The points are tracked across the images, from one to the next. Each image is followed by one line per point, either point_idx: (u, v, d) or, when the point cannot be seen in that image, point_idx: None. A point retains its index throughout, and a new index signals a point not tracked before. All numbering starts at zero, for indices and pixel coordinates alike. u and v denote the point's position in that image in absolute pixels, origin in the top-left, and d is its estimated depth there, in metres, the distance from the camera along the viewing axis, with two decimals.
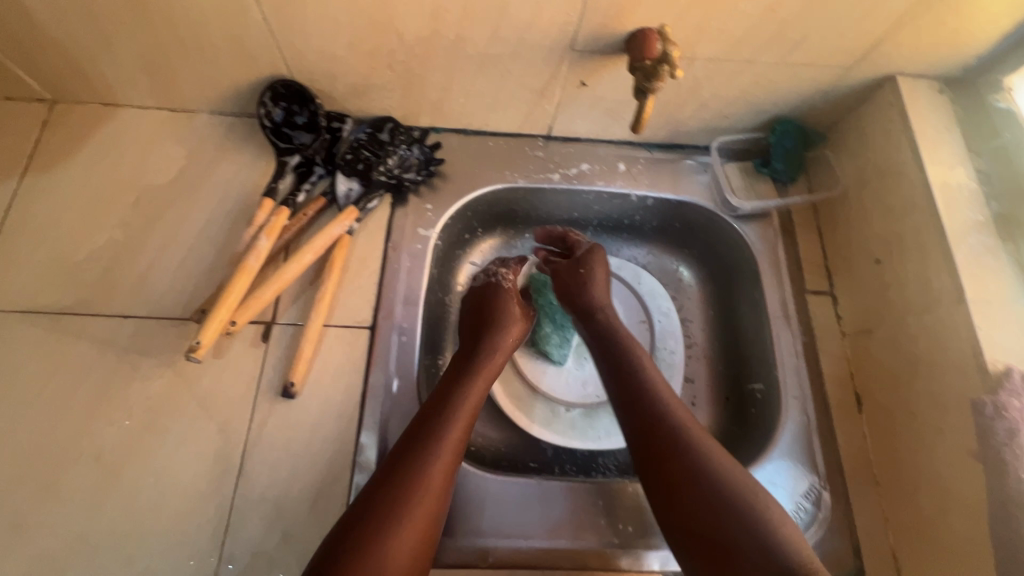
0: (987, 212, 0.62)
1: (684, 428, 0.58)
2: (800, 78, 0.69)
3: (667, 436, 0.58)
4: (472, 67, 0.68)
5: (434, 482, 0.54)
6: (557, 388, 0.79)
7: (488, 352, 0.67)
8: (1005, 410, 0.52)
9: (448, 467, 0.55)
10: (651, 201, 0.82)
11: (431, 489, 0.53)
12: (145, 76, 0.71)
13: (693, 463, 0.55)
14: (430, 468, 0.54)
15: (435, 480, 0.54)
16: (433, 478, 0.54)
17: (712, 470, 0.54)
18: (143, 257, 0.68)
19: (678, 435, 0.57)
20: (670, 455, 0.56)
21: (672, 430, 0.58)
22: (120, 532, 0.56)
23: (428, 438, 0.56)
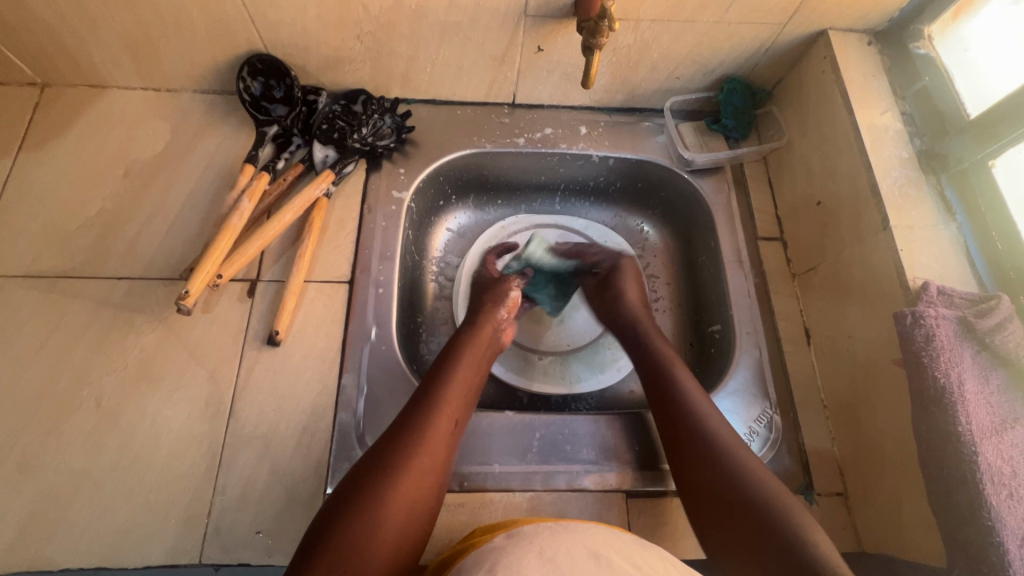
0: (911, 148, 0.67)
1: (701, 419, 0.60)
2: (740, 36, 0.74)
3: (688, 430, 0.60)
4: (435, 36, 0.73)
5: (420, 468, 0.54)
6: (530, 338, 0.84)
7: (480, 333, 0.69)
8: (923, 317, 0.56)
9: (441, 442, 0.57)
10: (613, 161, 0.87)
11: (418, 474, 0.54)
12: (129, 57, 0.75)
13: (710, 449, 0.58)
14: (425, 437, 0.56)
15: (422, 464, 0.54)
16: (427, 448, 0.56)
17: (726, 457, 0.57)
18: (134, 224, 0.73)
19: (699, 428, 0.59)
20: (694, 446, 0.59)
21: (694, 422, 0.60)
22: (121, 470, 0.61)
23: (415, 425, 0.56)
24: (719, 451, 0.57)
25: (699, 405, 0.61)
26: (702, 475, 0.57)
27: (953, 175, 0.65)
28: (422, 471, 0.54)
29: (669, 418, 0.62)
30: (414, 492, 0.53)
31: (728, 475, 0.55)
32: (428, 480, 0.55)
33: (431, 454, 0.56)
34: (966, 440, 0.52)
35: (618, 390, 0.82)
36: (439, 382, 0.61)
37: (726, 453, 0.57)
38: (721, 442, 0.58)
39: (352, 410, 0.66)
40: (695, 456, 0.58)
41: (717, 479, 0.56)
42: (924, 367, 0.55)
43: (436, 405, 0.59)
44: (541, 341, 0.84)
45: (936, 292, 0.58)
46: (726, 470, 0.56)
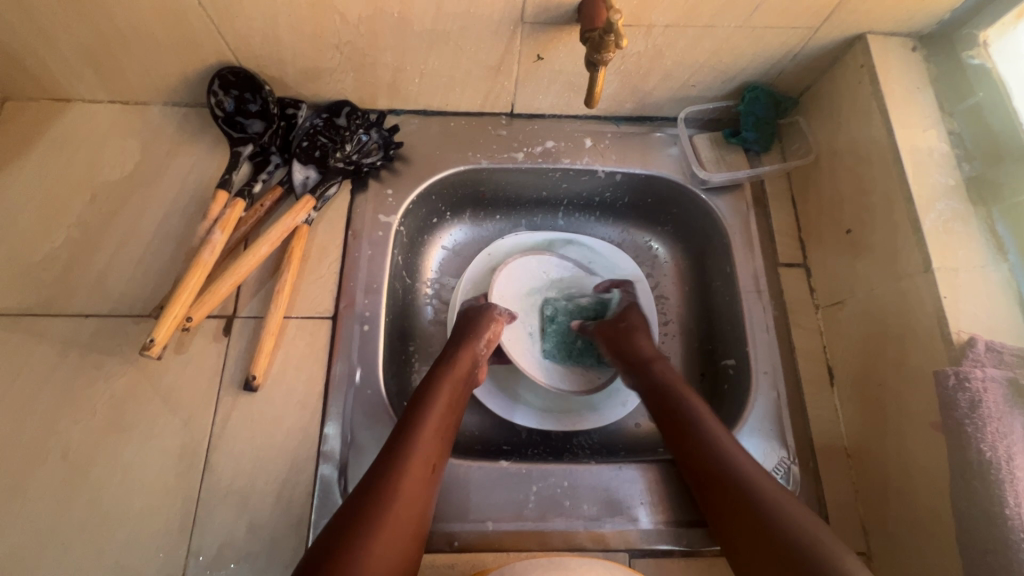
0: (958, 175, 0.60)
1: (727, 449, 0.57)
2: (767, 42, 0.66)
3: (714, 463, 0.56)
4: (422, 45, 0.65)
5: (401, 517, 0.50)
6: (554, 379, 0.77)
7: (456, 360, 0.65)
8: (968, 380, 0.50)
9: (420, 490, 0.53)
10: (621, 176, 0.79)
11: (402, 521, 0.50)
12: (91, 70, 0.69)
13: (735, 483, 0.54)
14: (404, 483, 0.52)
15: (402, 508, 0.50)
16: (407, 496, 0.51)
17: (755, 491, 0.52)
18: (102, 255, 0.68)
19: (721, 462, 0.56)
20: (719, 481, 0.55)
21: (715, 454, 0.56)
22: (90, 528, 0.57)
23: (389, 478, 0.52)
24: (750, 482, 0.53)
25: (717, 436, 0.58)
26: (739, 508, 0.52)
27: (1006, 209, 0.57)
28: (396, 514, 0.50)
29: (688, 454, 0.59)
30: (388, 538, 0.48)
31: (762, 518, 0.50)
32: (410, 530, 0.50)
33: (408, 497, 0.52)
34: (1015, 525, 0.46)
35: (623, 424, 0.77)
36: (411, 418, 0.58)
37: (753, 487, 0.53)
38: (749, 476, 0.54)
39: (335, 461, 0.62)
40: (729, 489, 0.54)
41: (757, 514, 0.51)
42: (968, 438, 0.49)
43: (414, 447, 0.55)
44: (565, 378, 0.77)
45: (984, 349, 0.51)
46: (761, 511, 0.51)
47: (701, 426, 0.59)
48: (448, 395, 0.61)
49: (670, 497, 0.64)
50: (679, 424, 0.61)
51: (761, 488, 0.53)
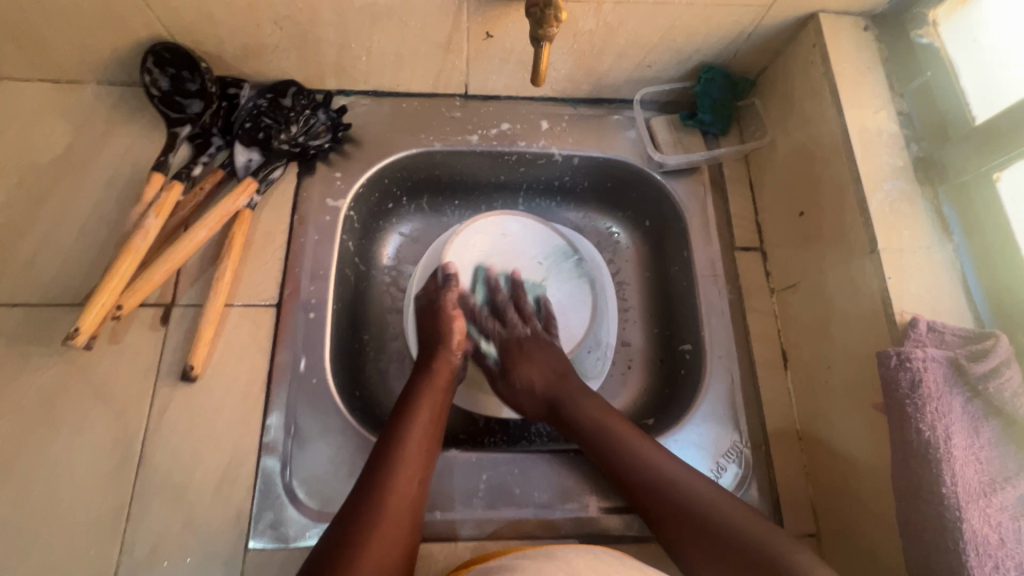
0: (907, 155, 0.59)
1: (647, 455, 0.58)
2: (719, 20, 0.64)
3: (640, 471, 0.58)
4: (365, 20, 0.63)
5: (388, 536, 0.51)
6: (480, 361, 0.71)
7: (434, 370, 0.65)
8: (909, 360, 0.49)
9: (405, 506, 0.54)
10: (578, 160, 0.78)
11: (388, 539, 0.51)
12: (14, 46, 0.65)
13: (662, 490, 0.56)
14: (386, 504, 0.53)
15: (386, 529, 0.51)
16: (391, 516, 0.52)
17: (680, 496, 0.55)
18: (30, 241, 0.65)
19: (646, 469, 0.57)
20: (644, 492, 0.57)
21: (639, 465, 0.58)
22: (15, 527, 0.55)
23: (368, 500, 0.52)
24: (675, 486, 0.56)
25: (638, 445, 0.59)
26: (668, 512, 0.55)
27: (951, 188, 0.57)
28: (402, 522, 0.53)
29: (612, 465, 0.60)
30: (397, 545, 0.51)
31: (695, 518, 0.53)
32: (398, 546, 0.51)
33: (407, 506, 0.54)
34: (951, 503, 0.46)
35: None
36: (389, 435, 0.58)
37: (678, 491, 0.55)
38: (672, 482, 0.56)
39: (278, 452, 0.60)
40: (660, 494, 0.56)
41: (686, 521, 0.54)
42: (908, 418, 0.49)
43: (395, 466, 0.55)
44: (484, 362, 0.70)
45: (926, 329, 0.51)
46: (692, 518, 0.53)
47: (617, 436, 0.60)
48: (429, 409, 0.61)
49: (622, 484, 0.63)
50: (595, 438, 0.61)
51: (685, 495, 0.55)
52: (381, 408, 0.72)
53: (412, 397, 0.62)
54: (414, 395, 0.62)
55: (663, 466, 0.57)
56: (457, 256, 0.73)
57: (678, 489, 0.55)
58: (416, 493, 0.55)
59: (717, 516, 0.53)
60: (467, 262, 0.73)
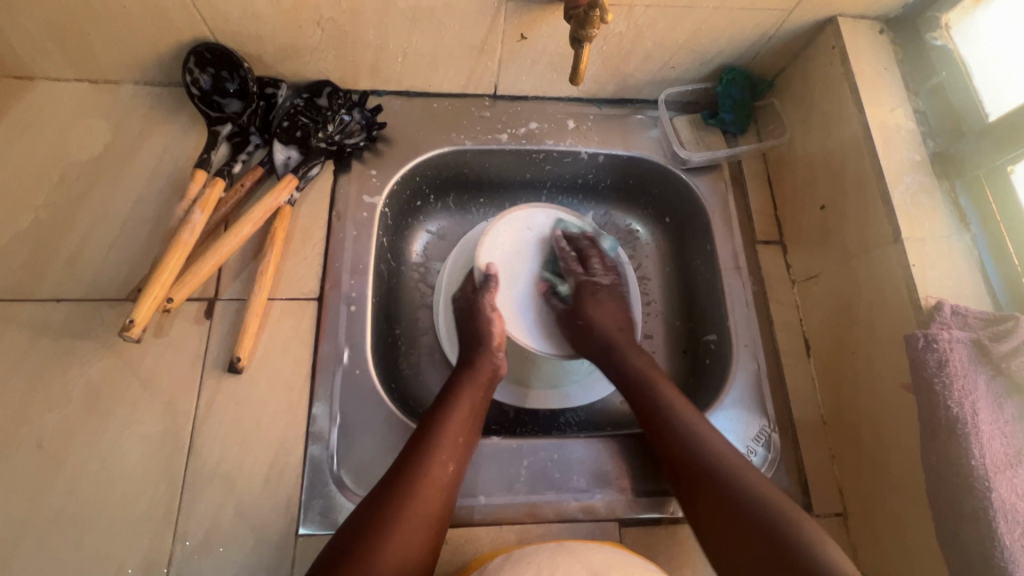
0: (924, 151, 0.63)
1: (697, 436, 0.58)
2: (744, 23, 0.67)
3: (690, 454, 0.57)
4: (405, 22, 0.65)
5: (417, 517, 0.52)
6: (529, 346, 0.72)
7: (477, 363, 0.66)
8: (935, 341, 0.53)
9: (439, 491, 0.55)
10: (603, 158, 0.80)
11: (417, 520, 0.52)
12: (57, 46, 0.66)
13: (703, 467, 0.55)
14: (421, 486, 0.54)
15: (417, 510, 0.52)
16: (424, 499, 0.53)
17: (723, 475, 0.54)
18: (73, 238, 0.65)
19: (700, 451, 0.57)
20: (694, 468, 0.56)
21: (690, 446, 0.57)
22: (69, 516, 0.56)
23: (403, 479, 0.54)
24: (721, 471, 0.54)
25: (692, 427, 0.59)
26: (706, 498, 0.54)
27: (967, 181, 0.60)
28: (432, 506, 0.54)
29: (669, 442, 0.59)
30: (424, 527, 0.52)
31: (724, 500, 0.53)
32: (425, 527, 0.52)
33: (439, 492, 0.55)
34: (979, 474, 0.49)
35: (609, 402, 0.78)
36: (431, 421, 0.59)
37: (720, 476, 0.54)
38: (719, 464, 0.55)
39: (324, 441, 0.61)
40: (705, 480, 0.55)
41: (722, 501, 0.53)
42: (936, 395, 0.52)
43: (434, 451, 0.56)
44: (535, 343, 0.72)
45: (950, 312, 0.54)
46: (721, 494, 0.53)
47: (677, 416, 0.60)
48: (469, 400, 0.62)
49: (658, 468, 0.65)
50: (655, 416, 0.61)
51: (729, 473, 0.54)
52: (417, 400, 0.73)
53: (454, 388, 0.63)
54: (456, 385, 0.63)
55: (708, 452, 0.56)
56: (492, 254, 0.73)
57: (721, 469, 0.55)
58: (452, 480, 0.56)
59: (758, 489, 0.53)
60: (502, 260, 0.74)
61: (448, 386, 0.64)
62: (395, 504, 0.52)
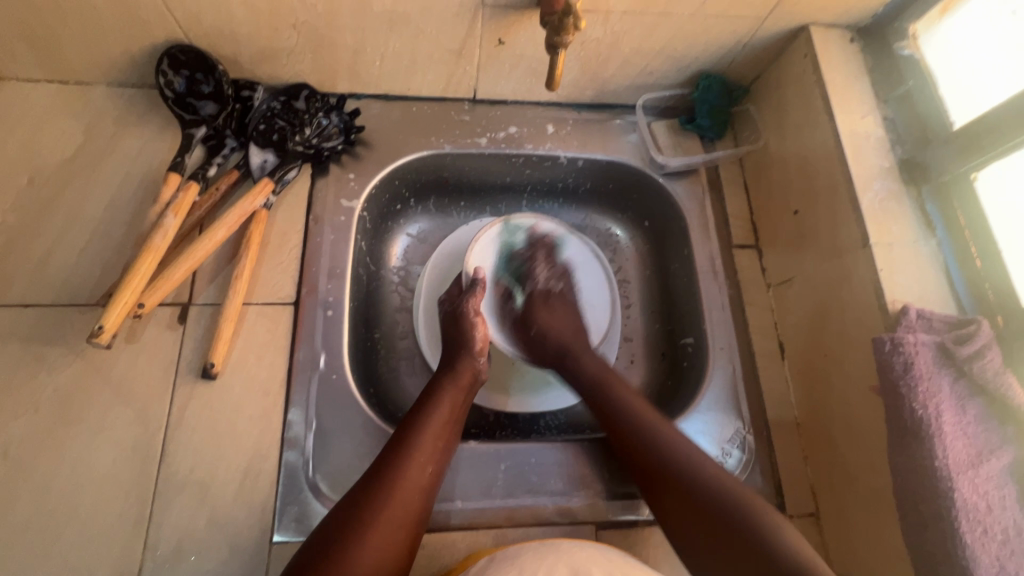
0: (893, 157, 0.64)
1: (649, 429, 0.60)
2: (719, 31, 0.68)
3: (667, 464, 0.57)
4: (383, 26, 0.65)
5: (394, 522, 0.52)
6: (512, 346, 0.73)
7: (458, 366, 0.65)
8: (901, 344, 0.54)
9: (417, 495, 0.55)
10: (582, 162, 0.81)
11: (395, 525, 0.52)
12: (26, 47, 0.65)
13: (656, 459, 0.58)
14: (400, 491, 0.54)
15: (394, 515, 0.52)
16: (402, 503, 0.53)
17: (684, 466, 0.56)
18: (43, 241, 0.64)
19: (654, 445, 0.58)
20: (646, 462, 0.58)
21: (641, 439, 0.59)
22: (36, 525, 0.55)
23: (381, 483, 0.54)
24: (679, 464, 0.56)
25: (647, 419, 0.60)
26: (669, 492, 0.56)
27: (934, 188, 0.62)
28: (409, 509, 0.54)
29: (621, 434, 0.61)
30: (400, 531, 0.52)
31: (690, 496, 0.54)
32: (402, 532, 0.52)
33: (417, 496, 0.55)
34: (943, 474, 0.50)
35: (588, 405, 0.79)
36: (411, 424, 0.59)
37: (683, 469, 0.56)
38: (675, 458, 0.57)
39: (299, 447, 0.61)
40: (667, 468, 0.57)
41: (686, 493, 0.55)
42: (902, 397, 0.53)
43: (413, 455, 0.56)
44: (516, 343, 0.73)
45: (916, 316, 0.56)
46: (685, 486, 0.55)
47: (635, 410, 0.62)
48: (450, 403, 0.62)
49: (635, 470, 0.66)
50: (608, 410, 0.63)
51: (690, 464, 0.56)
52: (397, 405, 0.73)
53: (434, 391, 0.63)
54: (436, 389, 0.63)
55: (669, 445, 0.58)
56: (479, 258, 0.75)
57: (686, 465, 0.56)
58: (429, 485, 0.56)
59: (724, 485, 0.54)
60: (488, 264, 0.76)
61: (428, 389, 0.63)
62: (372, 508, 0.52)
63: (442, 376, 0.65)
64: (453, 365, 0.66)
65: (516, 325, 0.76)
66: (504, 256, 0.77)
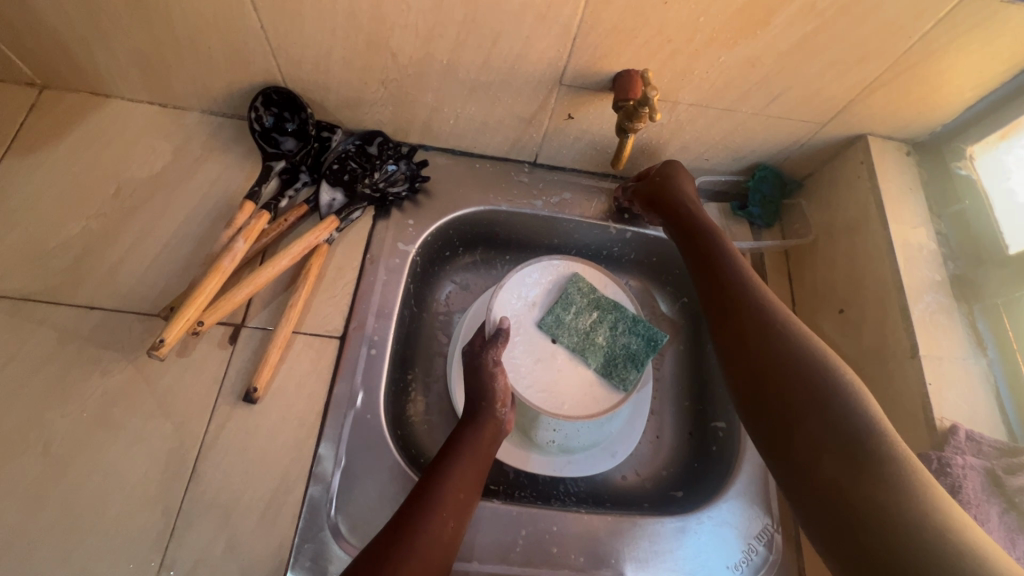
0: (944, 272, 0.66)
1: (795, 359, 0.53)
2: (779, 129, 0.71)
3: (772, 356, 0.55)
4: (464, 91, 0.69)
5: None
6: (540, 401, 0.69)
7: (476, 425, 0.64)
8: (949, 465, 0.53)
9: (437, 553, 0.53)
10: (630, 234, 0.84)
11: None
12: (139, 72, 0.71)
13: (805, 410, 0.50)
14: (421, 548, 0.53)
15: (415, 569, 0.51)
16: (424, 559, 0.52)
17: (809, 378, 0.52)
18: (116, 249, 0.68)
19: (838, 424, 0.48)
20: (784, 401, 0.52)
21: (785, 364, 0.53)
22: (60, 527, 0.55)
23: (402, 538, 0.53)
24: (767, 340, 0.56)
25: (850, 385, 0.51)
26: (772, 374, 0.54)
27: (987, 308, 0.63)
28: (430, 567, 0.52)
29: (795, 404, 0.51)
30: None
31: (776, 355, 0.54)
32: None
33: (437, 553, 0.53)
34: None
35: (609, 475, 0.77)
36: (432, 479, 0.59)
37: (762, 327, 0.57)
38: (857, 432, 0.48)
39: (325, 483, 0.61)
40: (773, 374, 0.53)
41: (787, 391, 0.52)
42: None
43: (435, 510, 0.56)
44: (547, 398, 0.70)
45: (964, 437, 0.55)
46: (828, 467, 0.47)
47: (781, 328, 0.56)
48: (472, 461, 0.61)
49: (654, 552, 0.65)
50: (769, 369, 0.54)
51: (829, 394, 0.50)
52: (419, 450, 0.73)
53: (454, 447, 0.62)
54: (455, 446, 0.62)
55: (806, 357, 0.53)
56: (506, 309, 0.74)
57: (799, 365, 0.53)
58: (450, 543, 0.55)
59: (850, 404, 0.49)
60: (515, 315, 0.74)
61: (448, 444, 0.63)
62: (395, 555, 0.51)
63: (460, 432, 0.64)
64: (472, 422, 0.65)
65: (543, 374, 0.71)
66: (531, 303, 0.75)
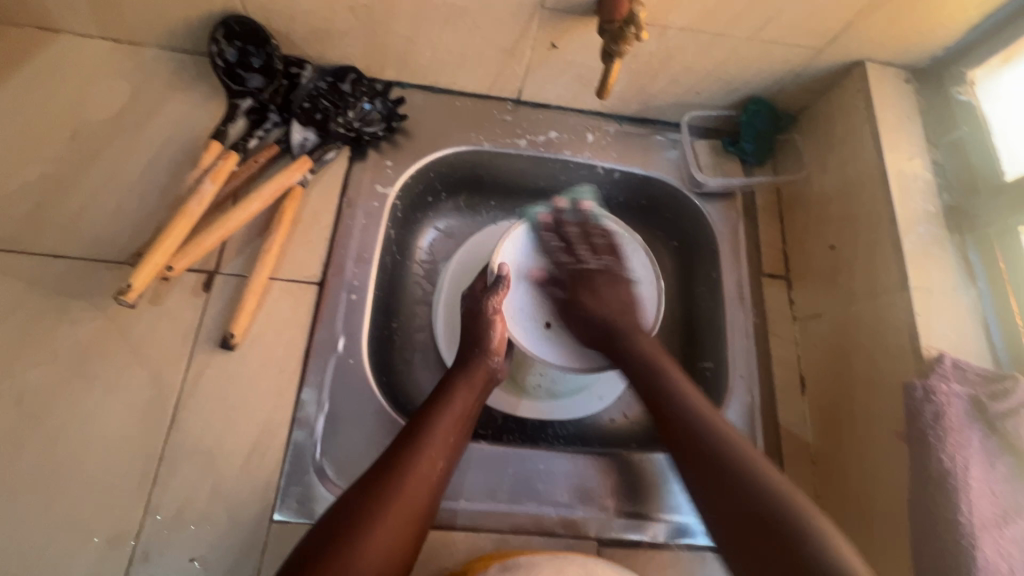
0: (939, 203, 0.64)
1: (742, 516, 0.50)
2: (774, 57, 0.68)
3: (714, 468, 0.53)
4: (440, 18, 0.65)
5: (398, 519, 0.50)
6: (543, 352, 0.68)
7: (463, 367, 0.64)
8: (934, 393, 0.53)
9: (424, 490, 0.53)
10: (618, 174, 0.80)
11: (399, 520, 0.50)
12: (86, 2, 0.65)
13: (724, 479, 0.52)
14: (407, 486, 0.52)
15: (401, 507, 0.51)
16: (410, 498, 0.52)
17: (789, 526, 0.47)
18: (78, 194, 0.65)
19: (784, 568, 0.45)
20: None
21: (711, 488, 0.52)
22: (39, 476, 0.54)
23: (388, 477, 0.52)
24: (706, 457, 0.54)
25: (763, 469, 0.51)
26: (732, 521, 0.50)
27: (979, 239, 0.62)
28: (417, 503, 0.52)
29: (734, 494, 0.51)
30: (408, 526, 0.51)
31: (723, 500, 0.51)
32: (409, 526, 0.51)
33: (425, 490, 0.53)
34: (966, 531, 0.49)
35: (597, 418, 0.77)
36: (419, 420, 0.58)
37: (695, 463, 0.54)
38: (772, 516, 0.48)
39: (309, 428, 0.60)
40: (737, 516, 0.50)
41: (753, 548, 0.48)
42: (929, 447, 0.52)
43: (421, 449, 0.55)
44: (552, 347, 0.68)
45: (951, 365, 0.55)
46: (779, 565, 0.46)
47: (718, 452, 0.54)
48: (460, 402, 0.61)
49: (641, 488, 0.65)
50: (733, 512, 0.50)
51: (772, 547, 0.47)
52: (405, 397, 0.72)
53: (442, 388, 0.62)
54: (443, 388, 0.62)
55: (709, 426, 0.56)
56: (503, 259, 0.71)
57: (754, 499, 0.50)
58: (438, 481, 0.55)
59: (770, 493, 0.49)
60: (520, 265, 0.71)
61: (436, 386, 0.62)
62: (382, 497, 0.51)
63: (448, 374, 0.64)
64: (460, 364, 0.64)
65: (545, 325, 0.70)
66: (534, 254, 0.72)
